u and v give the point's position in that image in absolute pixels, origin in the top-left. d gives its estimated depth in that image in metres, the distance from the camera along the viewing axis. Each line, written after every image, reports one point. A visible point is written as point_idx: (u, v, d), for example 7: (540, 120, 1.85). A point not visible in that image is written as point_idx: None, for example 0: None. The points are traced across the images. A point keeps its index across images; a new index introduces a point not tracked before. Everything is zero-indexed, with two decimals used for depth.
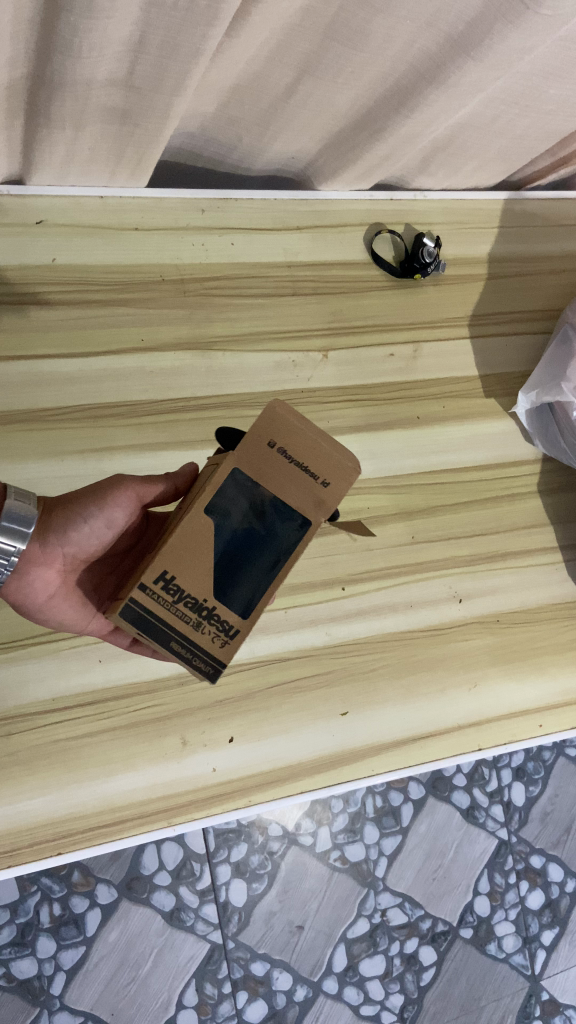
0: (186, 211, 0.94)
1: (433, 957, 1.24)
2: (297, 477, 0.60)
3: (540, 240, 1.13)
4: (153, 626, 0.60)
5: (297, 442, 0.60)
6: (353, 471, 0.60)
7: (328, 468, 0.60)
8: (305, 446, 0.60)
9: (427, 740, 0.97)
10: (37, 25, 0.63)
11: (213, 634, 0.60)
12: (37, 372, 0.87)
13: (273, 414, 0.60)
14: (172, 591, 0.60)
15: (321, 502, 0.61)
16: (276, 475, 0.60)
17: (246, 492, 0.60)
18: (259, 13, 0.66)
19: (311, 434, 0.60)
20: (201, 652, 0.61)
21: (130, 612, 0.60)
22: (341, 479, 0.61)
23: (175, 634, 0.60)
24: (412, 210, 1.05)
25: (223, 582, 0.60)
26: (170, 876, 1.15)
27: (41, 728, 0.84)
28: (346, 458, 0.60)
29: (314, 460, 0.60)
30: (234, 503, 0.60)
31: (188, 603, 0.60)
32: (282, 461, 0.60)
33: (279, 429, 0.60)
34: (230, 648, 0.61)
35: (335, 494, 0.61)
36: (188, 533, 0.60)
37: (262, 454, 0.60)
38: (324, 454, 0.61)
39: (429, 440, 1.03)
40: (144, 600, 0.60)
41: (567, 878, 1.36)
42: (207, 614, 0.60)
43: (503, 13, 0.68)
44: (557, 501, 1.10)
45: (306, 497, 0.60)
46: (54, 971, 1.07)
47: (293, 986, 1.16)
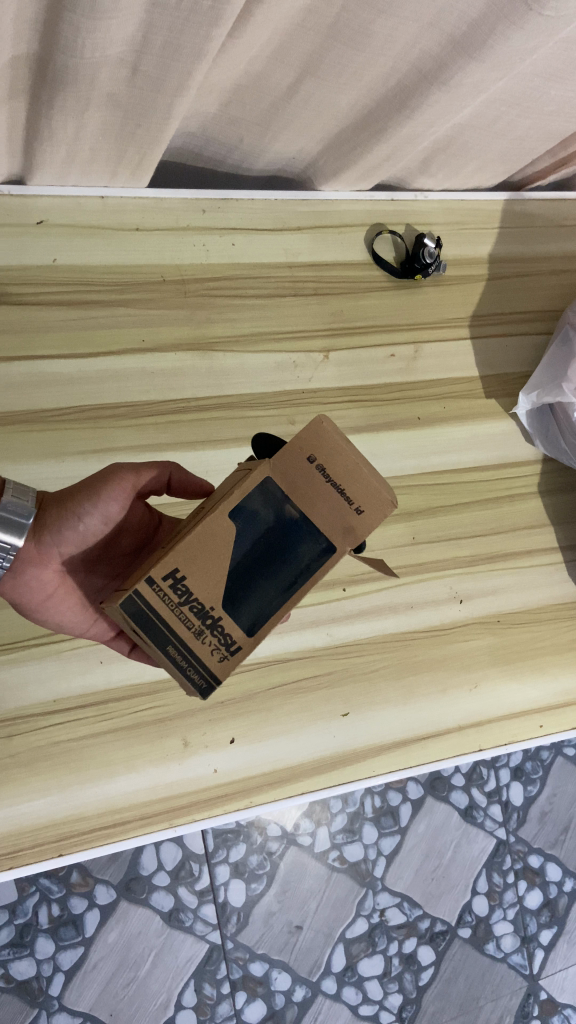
0: (187, 210, 0.94)
1: (431, 956, 1.24)
2: (331, 500, 0.58)
3: (541, 240, 1.13)
4: (153, 626, 0.58)
5: (337, 462, 0.58)
6: (390, 503, 0.58)
7: (363, 496, 0.58)
8: (346, 468, 0.58)
9: (427, 740, 0.97)
10: (39, 26, 0.63)
11: (213, 646, 0.58)
12: (38, 373, 0.86)
13: (320, 430, 0.58)
14: (179, 592, 0.57)
15: (350, 529, 0.58)
16: (309, 492, 0.58)
17: (275, 502, 0.58)
18: (261, 14, 0.66)
19: (352, 457, 0.58)
20: (197, 663, 0.58)
21: (132, 608, 0.57)
22: (377, 510, 0.58)
23: (174, 638, 0.58)
24: (413, 210, 1.05)
25: (232, 592, 0.58)
26: (169, 876, 1.15)
27: (42, 730, 0.84)
28: (385, 490, 0.58)
29: (351, 485, 0.58)
30: (261, 512, 0.58)
31: (193, 607, 0.57)
32: (318, 479, 0.58)
33: (322, 445, 0.58)
34: (228, 664, 0.58)
35: (367, 524, 0.58)
36: (207, 532, 0.57)
37: (300, 469, 0.58)
38: (363, 481, 0.58)
39: (430, 440, 1.03)
40: (149, 597, 0.57)
41: (566, 878, 1.36)
42: (211, 622, 0.58)
43: (506, 15, 0.68)
44: (557, 501, 1.10)
45: (336, 521, 0.58)
46: (53, 972, 1.07)
47: (292, 986, 1.16)
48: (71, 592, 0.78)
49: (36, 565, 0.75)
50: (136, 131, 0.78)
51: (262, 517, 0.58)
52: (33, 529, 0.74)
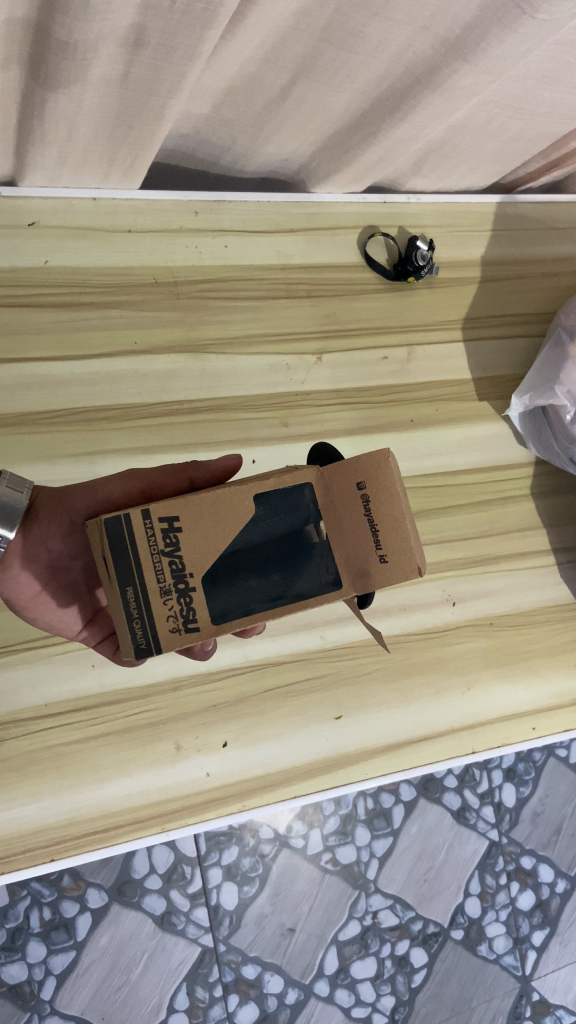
0: (179, 211, 0.94)
1: (424, 958, 1.24)
2: (358, 532, 0.55)
3: (534, 242, 1.13)
4: (123, 558, 0.53)
5: (382, 504, 0.55)
6: (413, 566, 0.53)
7: (394, 548, 0.54)
8: (388, 513, 0.54)
9: (421, 743, 0.97)
10: (31, 27, 0.63)
11: (172, 611, 0.53)
12: (30, 375, 0.86)
13: (378, 466, 0.55)
14: (169, 540, 0.54)
15: (364, 573, 0.55)
16: (341, 516, 0.56)
17: (304, 508, 0.56)
18: (255, 15, 0.66)
19: (402, 506, 0.54)
20: (148, 619, 0.53)
21: (115, 528, 0.53)
22: (399, 570, 0.53)
23: (137, 580, 0.53)
24: (406, 212, 1.05)
25: (215, 575, 0.54)
26: (161, 879, 1.14)
27: (33, 734, 0.83)
28: (417, 553, 0.53)
29: (385, 532, 0.54)
30: (283, 512, 0.56)
31: (173, 564, 0.54)
32: (356, 511, 0.55)
33: (375, 480, 0.55)
34: (177, 639, 0.53)
35: (383, 575, 0.54)
36: (220, 504, 0.55)
37: (345, 490, 0.56)
38: (398, 532, 0.54)
39: (423, 442, 1.03)
40: (136, 528, 0.53)
41: (558, 878, 1.36)
42: (182, 587, 0.53)
43: (499, 17, 0.68)
44: (550, 503, 1.10)
45: (355, 558, 0.55)
46: (44, 977, 1.07)
47: (285, 989, 1.16)
48: (58, 593, 0.76)
49: (23, 564, 0.74)
50: (129, 132, 0.78)
51: (281, 517, 0.56)
52: (22, 520, 0.73)
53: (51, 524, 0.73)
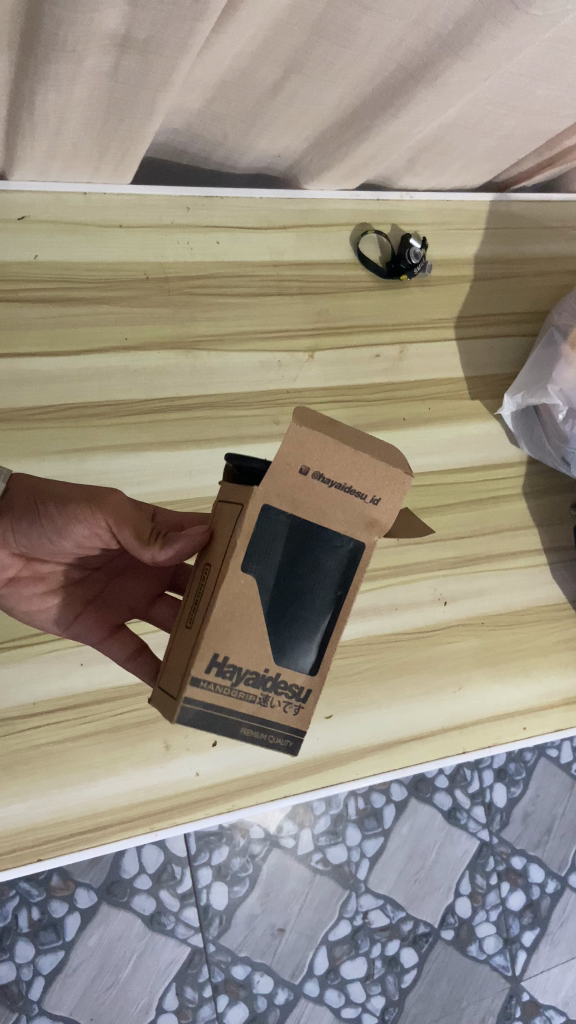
0: (170, 207, 0.93)
1: (414, 958, 1.24)
2: (343, 501, 0.53)
3: (528, 240, 1.12)
4: (215, 719, 0.55)
5: (336, 465, 0.51)
6: (407, 482, 0.53)
7: (375, 482, 0.53)
8: (347, 465, 0.52)
9: (410, 743, 0.97)
10: (20, 20, 0.62)
11: (285, 703, 0.56)
12: (19, 372, 0.86)
13: (302, 441, 0.50)
14: (229, 674, 0.54)
15: (371, 520, 0.54)
16: (314, 503, 0.53)
17: (283, 528, 0.53)
18: (247, 10, 0.65)
19: (347, 450, 0.51)
20: (276, 728, 0.57)
21: (190, 716, 0.54)
22: (396, 495, 0.53)
23: (244, 718, 0.56)
24: (399, 209, 1.04)
25: (282, 644, 0.55)
26: (151, 879, 1.14)
27: (21, 734, 0.83)
28: (394, 467, 0.52)
29: (359, 481, 0.52)
30: (272, 547, 0.53)
31: (250, 680, 0.55)
32: (321, 489, 0.52)
33: (312, 454, 0.51)
34: (306, 714, 0.57)
35: (388, 507, 0.54)
36: (231, 597, 0.53)
37: (294, 484, 0.52)
38: (368, 470, 0.52)
39: (414, 441, 1.02)
40: (203, 695, 0.54)
41: (549, 878, 1.36)
42: (272, 683, 0.56)
43: (493, 13, 0.68)
44: (543, 504, 1.10)
45: (355, 520, 0.54)
46: (33, 977, 1.06)
47: (275, 989, 1.16)
48: (41, 583, 0.78)
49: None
50: (119, 127, 0.77)
51: (273, 556, 0.53)
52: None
53: (25, 527, 0.70)
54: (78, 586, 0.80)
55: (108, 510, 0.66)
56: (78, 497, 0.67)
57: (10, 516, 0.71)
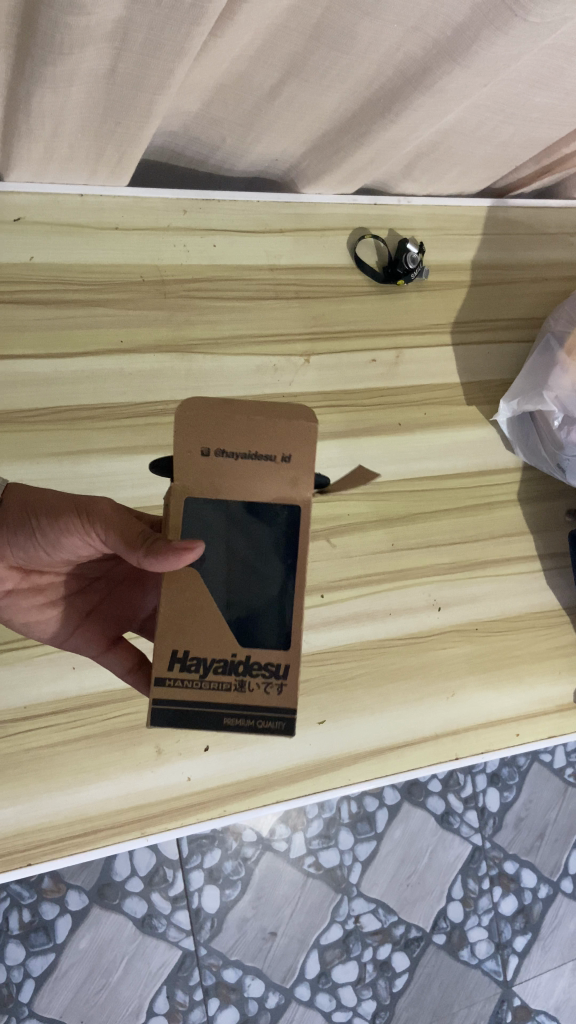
0: (167, 210, 0.92)
1: (405, 962, 1.24)
2: (258, 468, 0.57)
3: (525, 246, 1.12)
4: (193, 713, 0.58)
5: (233, 434, 0.56)
6: (307, 428, 0.57)
7: (280, 440, 0.57)
8: (247, 433, 0.56)
9: (403, 749, 0.97)
10: (16, 20, 0.62)
11: (264, 684, 0.58)
12: (14, 374, 0.86)
13: (194, 422, 0.56)
14: (195, 666, 0.57)
15: (294, 479, 0.57)
16: (231, 478, 0.57)
17: (213, 513, 0.58)
18: (244, 14, 0.65)
19: (239, 420, 0.56)
20: (259, 712, 0.58)
21: (166, 713, 0.57)
22: (304, 446, 0.57)
23: (225, 708, 0.57)
24: (397, 214, 1.04)
25: (245, 625, 0.58)
26: (142, 883, 1.13)
27: (11, 737, 0.83)
28: (290, 421, 0.57)
29: (264, 444, 0.56)
30: (206, 531, 0.58)
31: (219, 667, 0.57)
32: (231, 462, 0.56)
33: (208, 432, 0.56)
34: (288, 690, 0.58)
35: (303, 462, 0.57)
36: (178, 593, 0.58)
37: (206, 467, 0.56)
38: (270, 431, 0.57)
39: (410, 446, 1.02)
40: (173, 691, 0.57)
41: (541, 884, 1.35)
42: (243, 668, 0.58)
43: (490, 21, 0.67)
44: (538, 510, 1.10)
45: (280, 484, 0.57)
46: (24, 978, 1.07)
47: (266, 993, 1.15)
48: (43, 593, 0.78)
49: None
50: (115, 130, 0.77)
51: (210, 541, 0.58)
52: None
53: (18, 536, 0.69)
54: (77, 595, 0.80)
55: (100, 515, 0.63)
56: (69, 506, 0.65)
57: (4, 525, 0.69)
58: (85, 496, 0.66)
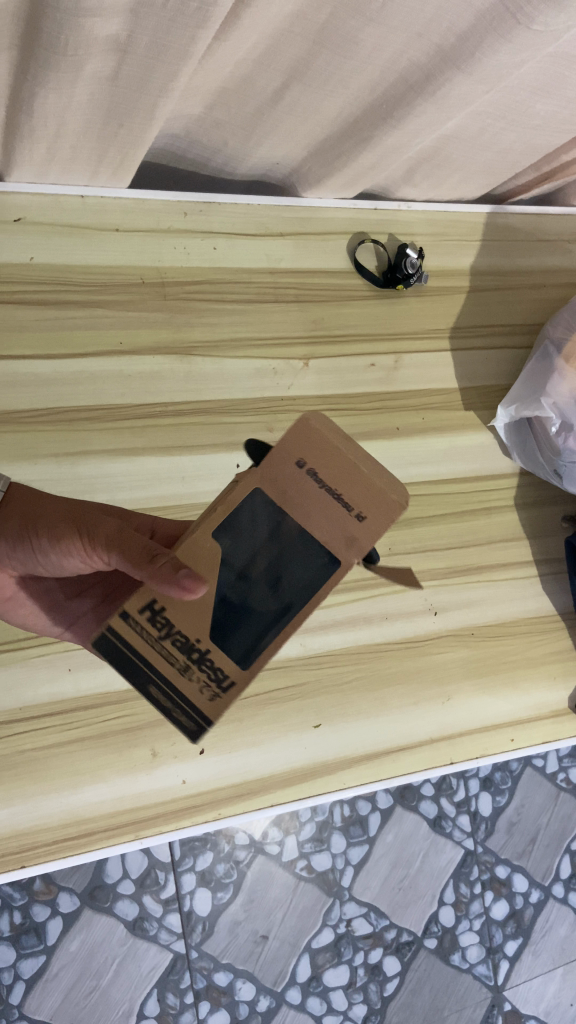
0: (168, 212, 0.92)
1: (396, 967, 1.23)
2: (328, 504, 0.52)
3: (524, 252, 1.12)
4: (130, 663, 0.53)
5: (330, 465, 0.52)
6: (398, 500, 0.51)
7: (365, 499, 0.52)
8: (342, 468, 0.52)
9: (398, 753, 0.97)
10: (22, 20, 0.62)
11: (202, 684, 0.52)
12: (13, 373, 0.85)
13: (307, 430, 0.53)
14: (159, 623, 0.53)
15: (352, 537, 0.51)
16: (299, 499, 0.52)
17: (264, 519, 0.52)
18: (249, 17, 0.65)
19: (346, 453, 0.52)
20: (185, 703, 0.52)
21: (107, 646, 0.53)
22: (383, 515, 0.51)
23: (156, 676, 0.52)
24: (397, 220, 1.04)
25: (222, 624, 0.52)
26: (134, 885, 1.13)
27: (7, 739, 0.82)
28: (389, 486, 0.52)
29: (349, 489, 0.52)
30: (247, 532, 0.52)
31: (177, 642, 0.53)
32: (313, 489, 0.52)
33: (310, 448, 0.52)
34: (219, 705, 0.52)
35: (371, 529, 0.51)
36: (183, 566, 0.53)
37: (289, 476, 0.52)
38: (364, 480, 0.52)
39: (408, 451, 1.02)
40: (125, 632, 0.53)
41: (532, 889, 1.35)
42: (196, 656, 0.52)
43: (494, 28, 0.68)
44: (534, 515, 1.10)
45: (335, 532, 0.51)
46: (14, 981, 1.06)
47: (256, 997, 1.15)
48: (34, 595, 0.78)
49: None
50: (118, 131, 0.77)
51: (245, 544, 0.52)
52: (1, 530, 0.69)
53: (19, 546, 0.69)
54: (65, 594, 0.81)
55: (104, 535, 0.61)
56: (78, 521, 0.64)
57: (3, 532, 0.69)
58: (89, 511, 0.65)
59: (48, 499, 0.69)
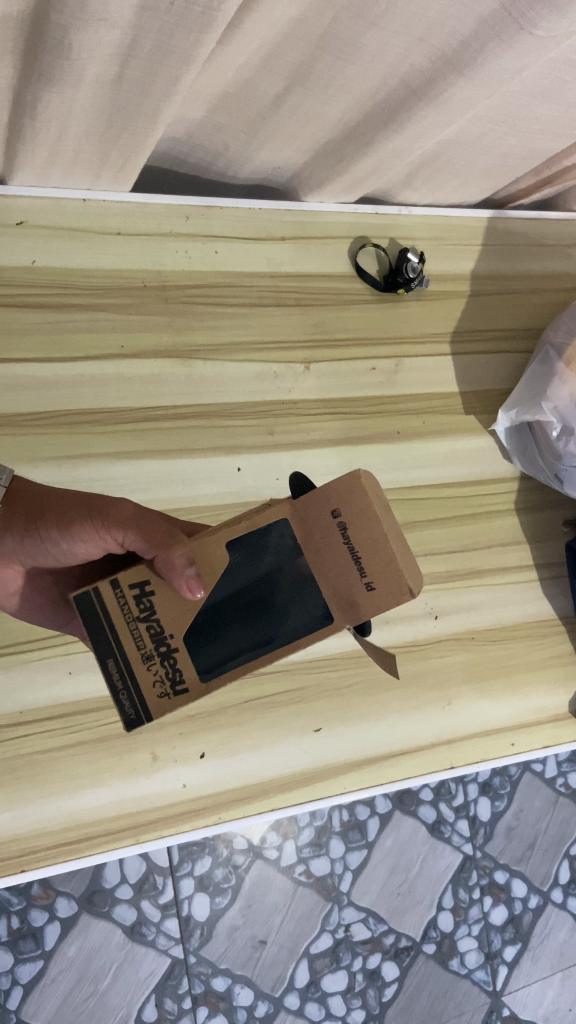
0: (169, 216, 0.93)
1: (395, 972, 1.23)
2: (343, 563, 0.54)
3: (524, 257, 1.13)
4: (99, 629, 0.55)
5: (360, 529, 0.54)
6: (406, 586, 0.52)
7: (379, 574, 0.54)
8: (368, 537, 0.54)
9: (399, 757, 0.97)
10: (26, 23, 0.62)
11: (158, 677, 0.55)
12: (14, 375, 0.85)
13: (350, 489, 0.54)
14: (142, 606, 0.56)
15: (353, 601, 0.54)
16: (321, 547, 0.55)
17: (284, 546, 0.56)
18: (252, 22, 0.66)
19: (378, 524, 0.54)
20: (134, 688, 0.55)
21: (86, 605, 0.55)
22: (388, 594, 0.53)
23: (118, 653, 0.55)
24: (397, 224, 1.04)
25: (202, 630, 0.56)
26: (132, 890, 1.13)
27: (7, 743, 0.82)
28: (405, 572, 0.53)
29: (368, 555, 0.54)
30: (262, 554, 0.56)
31: (152, 628, 0.56)
32: (337, 543, 0.55)
33: (348, 505, 0.54)
34: (165, 702, 0.55)
35: (372, 602, 0.54)
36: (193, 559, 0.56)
37: (321, 521, 0.55)
38: (383, 556, 0.54)
39: (408, 454, 1.02)
40: (107, 600, 0.56)
41: (531, 894, 1.35)
42: (164, 649, 0.55)
43: (497, 33, 0.68)
44: (533, 519, 1.10)
45: (341, 589, 0.55)
46: (11, 986, 1.06)
47: (255, 1002, 1.15)
48: (40, 592, 0.77)
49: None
50: (120, 135, 0.77)
51: (259, 561, 0.56)
52: (7, 522, 0.68)
53: (26, 540, 0.68)
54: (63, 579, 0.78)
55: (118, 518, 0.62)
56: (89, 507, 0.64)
57: (9, 525, 0.68)
58: (95, 499, 0.65)
59: (52, 491, 0.69)
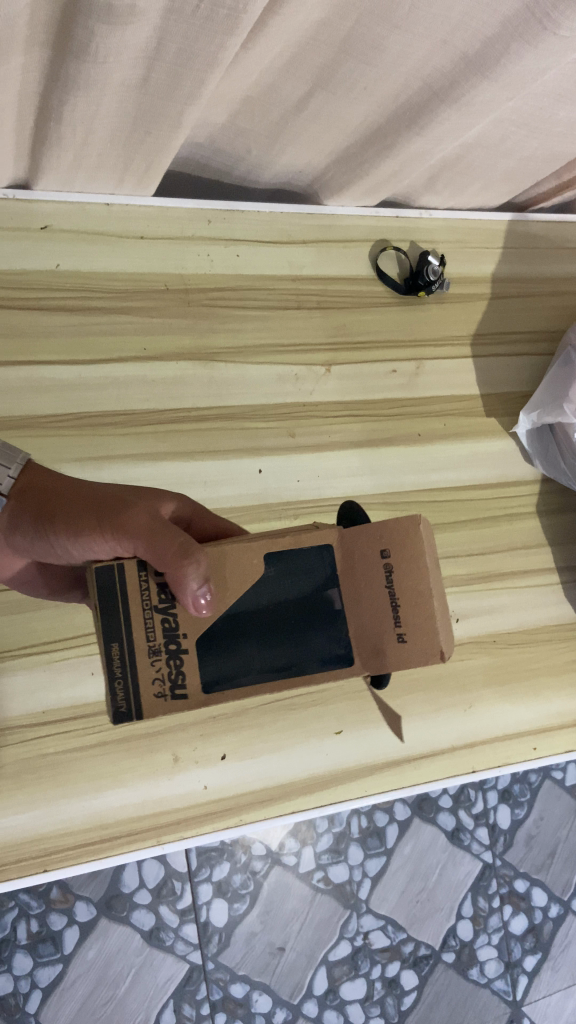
0: (192, 220, 0.93)
1: (414, 981, 1.22)
2: (378, 605, 0.54)
3: (545, 261, 1.13)
4: (113, 611, 0.53)
5: (405, 577, 0.54)
6: (437, 649, 0.52)
7: (413, 626, 0.53)
8: (411, 587, 0.54)
9: (420, 761, 0.96)
10: (54, 27, 0.63)
11: (158, 674, 0.53)
12: (39, 379, 0.86)
13: (405, 536, 0.54)
14: (162, 598, 0.54)
15: (380, 647, 0.54)
16: (361, 583, 0.55)
17: (322, 570, 0.56)
18: (276, 25, 0.66)
19: (424, 577, 0.53)
20: (131, 677, 0.52)
21: (107, 581, 0.54)
22: (417, 651, 0.53)
23: (125, 638, 0.53)
24: (418, 227, 1.04)
25: (215, 637, 0.54)
26: (151, 894, 1.13)
27: (30, 742, 0.83)
28: (440, 634, 0.53)
29: (407, 605, 0.54)
30: (298, 575, 0.55)
31: (166, 623, 0.54)
32: (378, 585, 0.55)
33: (398, 550, 0.54)
34: (157, 702, 0.52)
35: (399, 653, 0.53)
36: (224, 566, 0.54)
37: (367, 559, 0.55)
38: (422, 610, 0.53)
39: (429, 457, 1.03)
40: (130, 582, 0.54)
41: (552, 903, 1.34)
42: (173, 647, 0.53)
43: (519, 34, 0.68)
44: (555, 523, 1.10)
45: (370, 630, 0.55)
46: (30, 989, 1.06)
47: (273, 1009, 1.14)
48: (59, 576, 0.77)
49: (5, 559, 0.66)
50: (144, 139, 0.78)
51: (294, 579, 0.55)
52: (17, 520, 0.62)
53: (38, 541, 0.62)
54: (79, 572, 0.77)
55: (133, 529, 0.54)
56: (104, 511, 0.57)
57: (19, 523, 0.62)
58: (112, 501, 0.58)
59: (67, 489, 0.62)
